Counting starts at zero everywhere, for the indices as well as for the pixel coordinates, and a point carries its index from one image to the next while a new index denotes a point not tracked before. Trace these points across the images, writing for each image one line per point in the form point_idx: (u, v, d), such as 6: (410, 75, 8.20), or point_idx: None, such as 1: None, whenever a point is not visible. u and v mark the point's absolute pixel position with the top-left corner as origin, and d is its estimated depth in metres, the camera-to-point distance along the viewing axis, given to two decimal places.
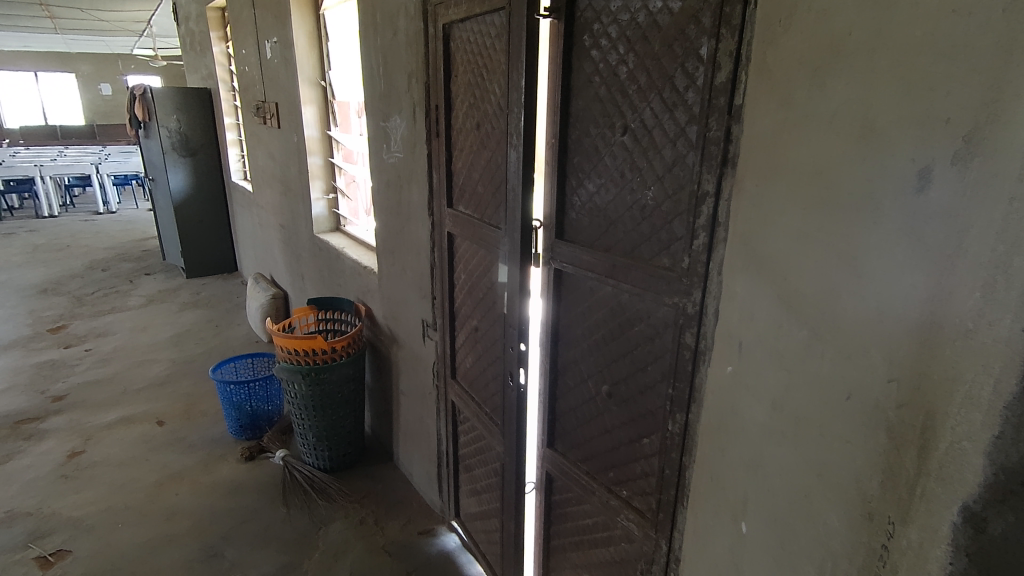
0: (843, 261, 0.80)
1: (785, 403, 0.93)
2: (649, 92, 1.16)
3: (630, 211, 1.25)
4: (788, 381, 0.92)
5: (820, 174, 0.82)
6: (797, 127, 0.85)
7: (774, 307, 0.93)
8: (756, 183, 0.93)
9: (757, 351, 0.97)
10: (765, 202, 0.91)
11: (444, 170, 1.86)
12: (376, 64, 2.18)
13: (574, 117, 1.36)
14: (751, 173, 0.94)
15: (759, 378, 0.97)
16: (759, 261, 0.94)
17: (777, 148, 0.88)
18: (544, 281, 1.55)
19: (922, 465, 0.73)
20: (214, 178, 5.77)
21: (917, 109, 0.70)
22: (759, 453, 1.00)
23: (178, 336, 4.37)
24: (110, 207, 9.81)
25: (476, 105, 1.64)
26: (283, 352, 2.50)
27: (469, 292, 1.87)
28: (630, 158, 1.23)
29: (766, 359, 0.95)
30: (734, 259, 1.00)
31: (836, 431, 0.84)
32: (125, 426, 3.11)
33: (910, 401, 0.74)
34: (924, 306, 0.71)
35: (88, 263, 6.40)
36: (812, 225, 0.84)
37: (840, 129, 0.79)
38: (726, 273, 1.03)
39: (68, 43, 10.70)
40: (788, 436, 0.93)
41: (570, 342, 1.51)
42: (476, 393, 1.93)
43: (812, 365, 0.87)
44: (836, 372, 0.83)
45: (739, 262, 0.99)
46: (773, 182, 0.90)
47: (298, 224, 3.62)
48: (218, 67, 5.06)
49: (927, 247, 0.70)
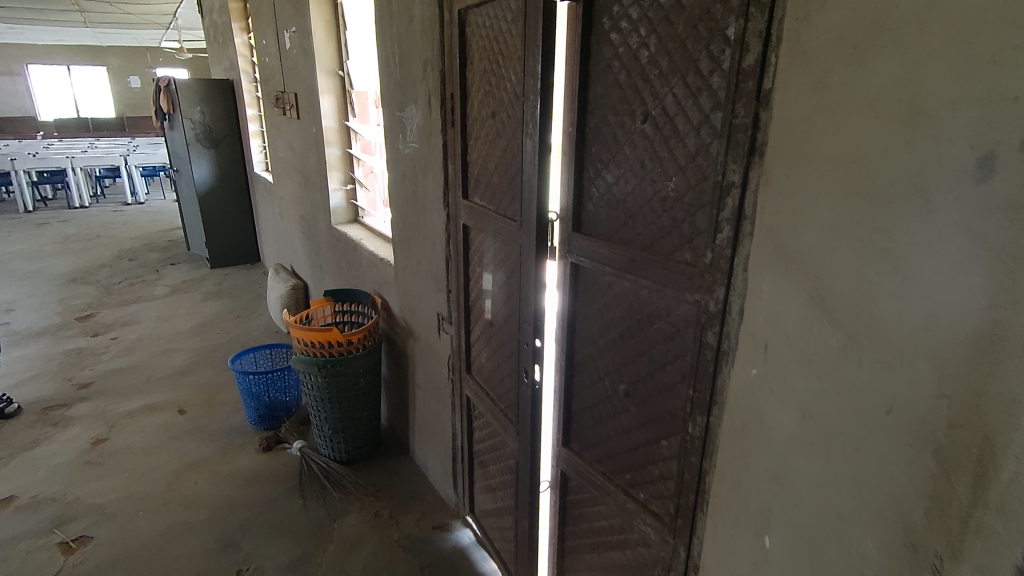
0: (885, 260, 0.74)
1: (815, 411, 0.87)
2: (672, 77, 1.09)
3: (651, 203, 1.19)
4: (820, 388, 0.86)
5: (860, 165, 0.75)
6: (834, 113, 0.78)
7: (804, 307, 0.86)
8: (785, 173, 0.86)
9: (785, 354, 0.91)
10: (796, 194, 0.85)
11: (459, 161, 1.81)
12: (392, 52, 2.14)
13: (592, 105, 1.30)
14: (781, 164, 0.87)
15: (787, 384, 0.91)
16: (788, 258, 0.88)
17: (811, 136, 0.82)
18: (560, 275, 1.50)
19: (978, 497, 0.67)
20: (236, 169, 5.83)
21: (976, 90, 0.63)
22: (786, 464, 0.94)
23: (201, 326, 4.43)
24: (139, 198, 10.01)
25: (491, 94, 1.58)
26: (300, 344, 2.50)
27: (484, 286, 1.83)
28: (651, 147, 1.17)
29: (794, 364, 0.89)
30: (760, 255, 0.94)
31: (875, 447, 0.78)
32: (147, 414, 3.16)
33: (963, 422, 0.68)
34: (981, 313, 0.65)
35: (116, 253, 6.54)
36: (849, 220, 0.78)
37: (884, 114, 0.72)
38: (752, 269, 0.97)
39: (99, 36, 10.91)
40: (818, 448, 0.87)
41: (587, 339, 1.46)
42: (491, 389, 1.89)
43: (848, 374, 0.81)
44: (876, 384, 0.77)
45: (765, 258, 0.93)
46: (805, 172, 0.83)
47: (317, 215, 3.62)
48: (240, 59, 5.09)
49: (987, 246, 0.64)
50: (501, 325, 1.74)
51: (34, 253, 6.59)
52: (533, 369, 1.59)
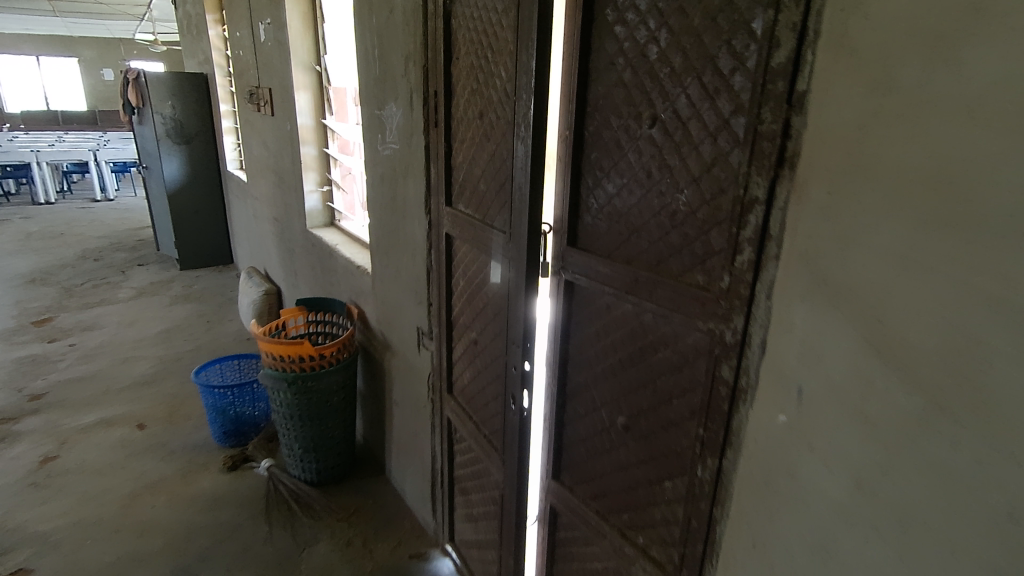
0: (975, 304, 0.61)
1: (870, 474, 0.74)
2: (686, 75, 0.96)
3: (658, 216, 1.06)
4: (878, 449, 0.73)
5: (937, 187, 0.63)
6: (899, 124, 0.66)
7: (853, 349, 0.75)
8: (829, 190, 0.75)
9: (827, 400, 0.79)
10: (846, 216, 0.73)
11: (443, 165, 1.67)
12: (371, 45, 1.98)
13: (592, 106, 1.16)
14: (824, 181, 0.76)
15: (832, 437, 0.79)
16: (833, 290, 0.76)
17: (865, 154, 0.70)
18: (552, 293, 1.37)
19: None
20: (209, 167, 5.59)
21: None
22: (828, 532, 0.81)
23: (166, 332, 4.21)
24: (108, 194, 9.65)
25: (479, 92, 1.44)
26: (268, 358, 2.32)
27: (468, 301, 1.68)
28: (659, 154, 1.03)
29: (841, 414, 0.77)
30: (793, 283, 0.82)
31: (962, 541, 0.65)
32: (103, 430, 2.96)
33: None
34: None
35: (81, 253, 6.25)
36: (921, 252, 0.66)
37: (973, 127, 0.59)
38: (780, 296, 0.85)
39: (70, 27, 10.52)
40: (873, 520, 0.75)
41: (581, 364, 1.33)
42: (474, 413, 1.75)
43: (920, 439, 0.68)
44: (962, 459, 0.64)
45: (798, 286, 0.82)
46: (858, 191, 0.72)
47: (292, 218, 3.44)
48: (214, 52, 4.87)
49: None
50: (488, 346, 1.59)
51: None
52: (522, 395, 1.45)
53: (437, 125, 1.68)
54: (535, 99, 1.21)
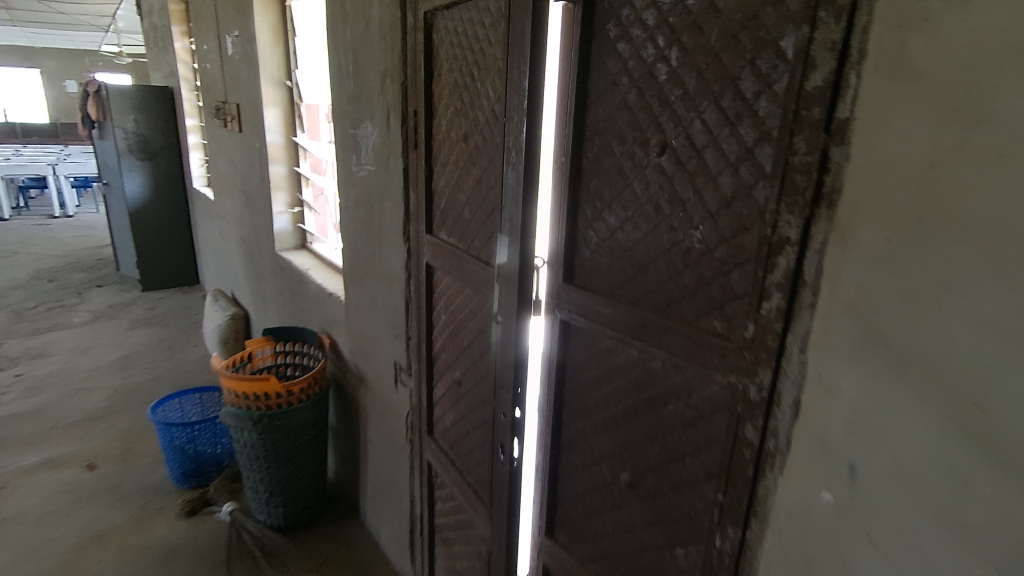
0: None
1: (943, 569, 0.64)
2: (701, 98, 0.86)
3: (668, 253, 0.95)
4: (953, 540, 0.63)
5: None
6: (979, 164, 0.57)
7: (920, 422, 0.64)
8: (889, 237, 0.66)
9: (887, 476, 0.69)
10: (910, 267, 0.64)
11: (423, 189, 1.54)
12: (345, 61, 1.85)
13: (591, 130, 1.05)
14: (881, 227, 0.67)
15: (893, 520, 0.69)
16: (894, 352, 0.66)
17: (934, 199, 0.61)
18: (545, 332, 1.24)
19: None
20: (175, 183, 5.36)
21: None
22: None
23: (124, 359, 3.96)
24: (68, 210, 9.25)
25: (464, 113, 1.32)
26: (230, 395, 2.14)
27: (450, 336, 1.55)
28: (669, 185, 0.92)
29: (905, 494, 0.67)
30: (841, 340, 0.72)
31: None
32: (48, 471, 2.71)
33: None
34: None
35: (34, 273, 5.91)
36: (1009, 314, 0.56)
37: None
38: (823, 354, 0.74)
39: (31, 37, 10.15)
40: None
41: (578, 413, 1.20)
42: (457, 457, 1.61)
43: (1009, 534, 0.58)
44: None
45: (848, 345, 0.72)
46: (927, 240, 0.62)
47: (260, 239, 3.26)
48: (180, 65, 4.67)
49: None
50: (473, 387, 1.46)
51: None
52: (512, 444, 1.31)
53: (416, 146, 1.55)
54: (528, 123, 1.10)
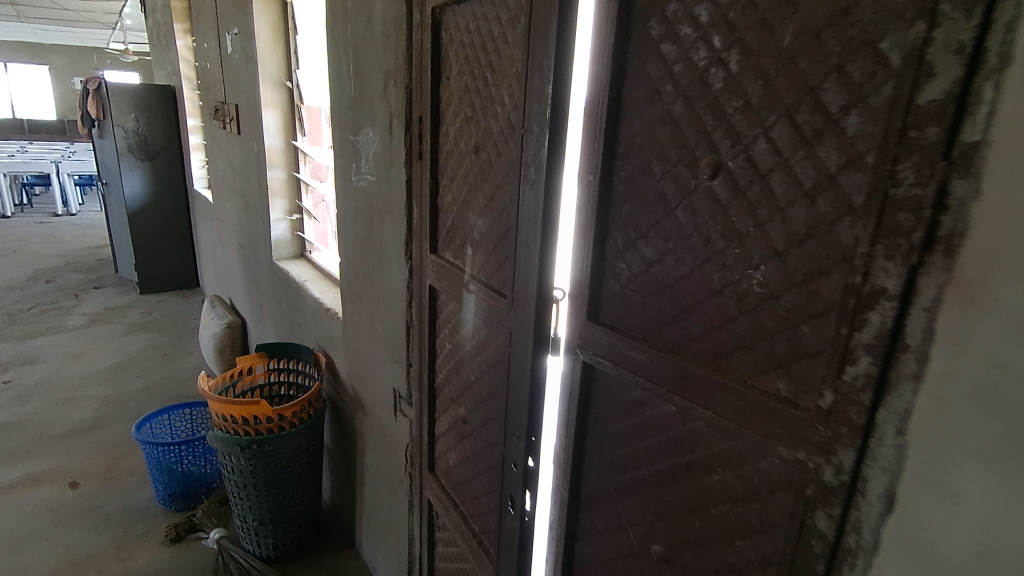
0: None
1: None
2: (768, 112, 0.70)
3: (719, 296, 0.79)
4: None
5: None
6: None
7: None
8: None
9: None
10: None
11: (428, 205, 1.39)
12: (346, 61, 1.70)
13: (626, 146, 0.90)
14: None
15: None
16: None
17: None
18: (565, 375, 1.08)
19: None
20: (175, 185, 5.24)
21: None
22: None
23: (117, 366, 3.82)
24: (70, 209, 9.14)
25: (475, 121, 1.17)
26: (217, 418, 1.99)
27: (455, 369, 1.39)
28: (723, 216, 0.77)
29: None
30: (968, 428, 0.57)
31: None
32: (29, 489, 2.57)
33: None
34: None
35: (31, 273, 5.79)
36: None
37: None
38: (941, 441, 0.59)
39: (39, 35, 10.09)
40: None
41: (601, 468, 1.04)
42: (461, 501, 1.45)
43: None
44: None
45: (979, 435, 0.56)
46: None
47: (258, 247, 3.12)
48: (182, 63, 4.55)
49: None
50: (480, 428, 1.30)
51: None
52: (523, 499, 1.15)
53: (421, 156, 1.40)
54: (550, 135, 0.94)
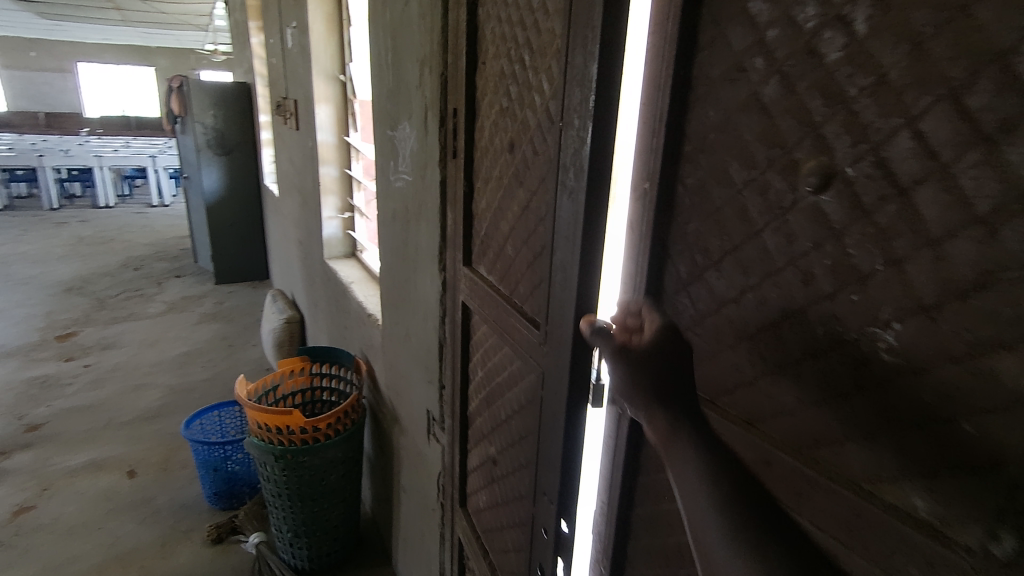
0: None
1: None
2: (916, 94, 0.46)
3: (822, 362, 0.56)
4: None
5: None
6: None
7: None
8: None
9: None
10: None
11: (461, 210, 1.20)
12: (386, 48, 1.55)
13: (697, 146, 0.67)
14: None
15: None
16: None
17: None
18: (609, 431, 0.88)
19: None
20: (249, 179, 5.40)
21: None
22: None
23: (186, 355, 3.94)
24: (164, 200, 9.77)
25: (511, 113, 0.97)
26: (253, 426, 1.92)
27: (486, 399, 1.21)
28: (835, 247, 0.53)
29: None
30: None
31: None
32: (91, 475, 2.64)
33: None
34: None
35: (123, 261, 6.17)
36: None
37: None
38: None
39: (145, 39, 10.86)
40: None
41: (650, 552, 0.82)
42: (490, 550, 1.27)
43: None
44: None
45: None
46: None
47: (313, 244, 3.07)
48: (256, 60, 4.64)
49: None
50: (509, 476, 1.11)
51: (41, 255, 6.28)
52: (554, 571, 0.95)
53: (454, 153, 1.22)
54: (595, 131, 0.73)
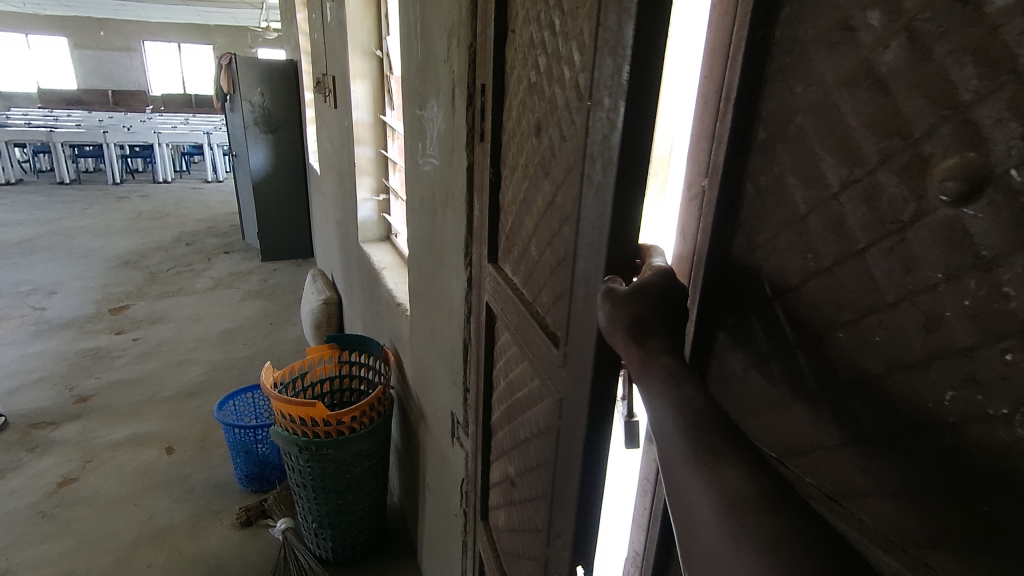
0: None
1: None
2: None
3: (945, 440, 0.40)
4: None
5: None
6: None
7: None
8: None
9: None
10: None
11: (488, 201, 1.07)
12: (415, 17, 1.41)
13: (780, 135, 0.52)
14: None
15: None
16: None
17: None
18: (645, 474, 0.74)
19: None
20: (295, 157, 5.42)
21: None
22: None
23: (229, 332, 4.00)
24: (219, 176, 10.03)
25: (538, 89, 0.82)
26: (278, 416, 1.87)
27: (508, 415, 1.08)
28: (982, 284, 0.37)
29: None
30: None
31: None
32: (132, 450, 2.70)
33: None
34: None
35: (177, 236, 6.35)
36: None
37: None
38: None
39: (203, 18, 11.08)
40: None
41: None
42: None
43: None
44: None
45: None
46: None
47: (350, 226, 3.01)
48: (301, 37, 4.59)
49: None
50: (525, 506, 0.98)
51: (103, 228, 6.55)
52: None
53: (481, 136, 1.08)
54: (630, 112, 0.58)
